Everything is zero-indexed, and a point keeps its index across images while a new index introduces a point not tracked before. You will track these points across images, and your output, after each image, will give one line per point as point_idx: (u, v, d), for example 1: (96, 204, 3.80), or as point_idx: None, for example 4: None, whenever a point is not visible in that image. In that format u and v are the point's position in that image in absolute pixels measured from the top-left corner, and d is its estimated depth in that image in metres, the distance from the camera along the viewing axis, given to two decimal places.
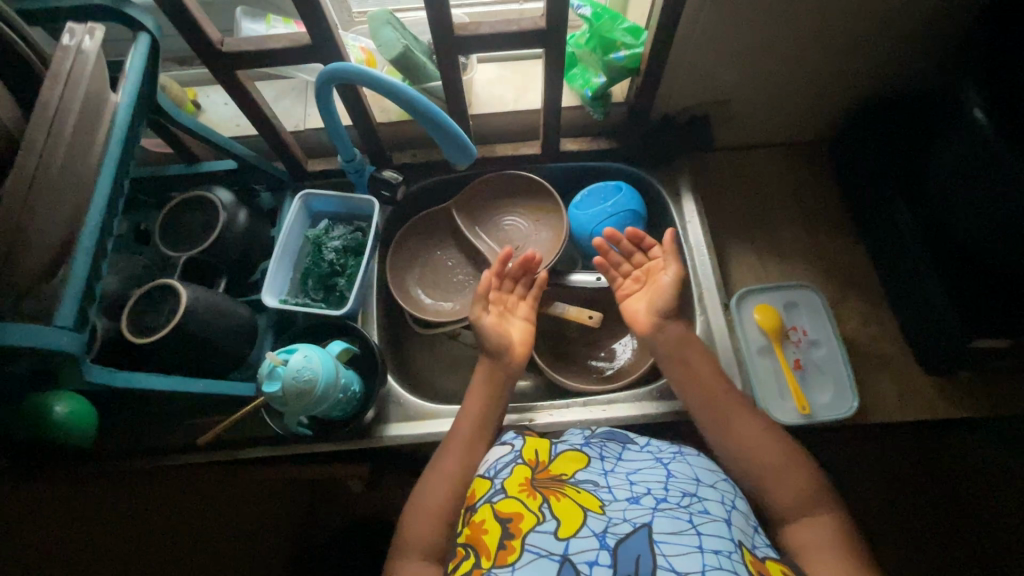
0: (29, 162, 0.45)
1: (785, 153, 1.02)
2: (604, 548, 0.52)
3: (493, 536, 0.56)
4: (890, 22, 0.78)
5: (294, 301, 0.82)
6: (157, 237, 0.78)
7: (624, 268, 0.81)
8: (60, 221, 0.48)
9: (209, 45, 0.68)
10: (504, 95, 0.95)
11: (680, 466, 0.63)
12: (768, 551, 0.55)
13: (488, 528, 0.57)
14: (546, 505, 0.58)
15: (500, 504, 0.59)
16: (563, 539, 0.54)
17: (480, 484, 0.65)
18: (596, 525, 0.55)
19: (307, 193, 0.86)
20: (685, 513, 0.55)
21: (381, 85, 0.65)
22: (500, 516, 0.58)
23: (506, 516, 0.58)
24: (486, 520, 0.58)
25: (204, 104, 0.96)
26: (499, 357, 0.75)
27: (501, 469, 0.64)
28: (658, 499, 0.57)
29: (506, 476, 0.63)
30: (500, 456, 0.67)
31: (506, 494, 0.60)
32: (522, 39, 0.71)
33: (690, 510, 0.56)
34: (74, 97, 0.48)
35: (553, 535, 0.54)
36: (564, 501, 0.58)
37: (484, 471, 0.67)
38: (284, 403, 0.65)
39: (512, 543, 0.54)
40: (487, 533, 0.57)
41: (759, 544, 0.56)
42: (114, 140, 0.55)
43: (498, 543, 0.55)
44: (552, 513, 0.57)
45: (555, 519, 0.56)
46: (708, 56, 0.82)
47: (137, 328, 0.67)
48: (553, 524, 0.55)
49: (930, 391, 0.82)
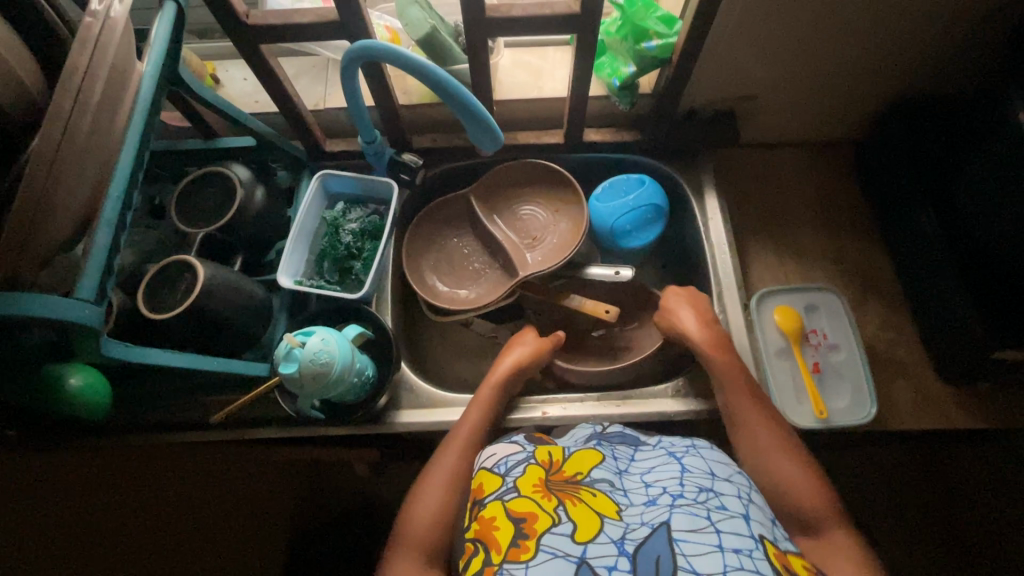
0: (56, 126, 0.43)
1: (809, 152, 1.00)
2: (623, 554, 0.51)
3: (505, 535, 0.56)
4: (934, 18, 0.75)
5: (309, 282, 0.81)
6: (173, 212, 0.77)
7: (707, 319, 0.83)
8: (84, 189, 0.47)
9: (234, 16, 0.66)
10: (528, 81, 0.93)
11: (693, 459, 0.63)
12: (788, 544, 0.55)
13: (500, 525, 0.57)
14: (562, 507, 0.57)
15: (512, 502, 0.59)
16: (580, 543, 0.53)
17: (490, 479, 0.65)
18: (613, 532, 0.54)
19: (326, 172, 0.85)
20: (703, 510, 0.54)
21: (409, 65, 0.63)
22: (513, 516, 0.58)
23: (520, 515, 0.57)
24: (497, 517, 0.59)
25: (222, 78, 0.94)
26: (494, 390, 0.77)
27: (513, 468, 0.64)
28: (674, 496, 0.57)
29: (520, 476, 0.63)
30: (510, 453, 0.67)
31: (519, 493, 0.60)
32: (554, 23, 0.69)
33: (707, 507, 0.55)
34: (102, 63, 0.47)
35: (569, 537, 0.54)
36: (580, 506, 0.57)
37: (493, 466, 0.66)
38: (299, 386, 0.65)
39: (526, 543, 0.54)
40: (498, 530, 0.57)
41: (779, 537, 0.55)
42: (139, 111, 0.53)
43: (512, 542, 0.55)
44: (568, 516, 0.56)
45: (570, 522, 0.55)
46: (742, 49, 0.80)
47: (152, 304, 0.67)
48: (569, 527, 0.55)
49: (947, 399, 0.81)
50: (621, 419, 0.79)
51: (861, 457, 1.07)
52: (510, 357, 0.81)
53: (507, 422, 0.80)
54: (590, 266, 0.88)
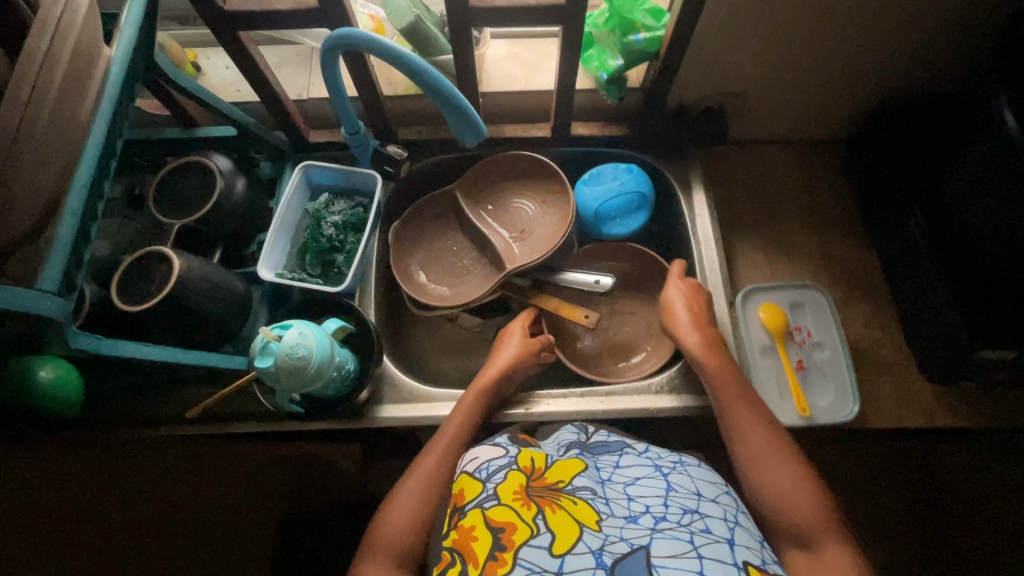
0: (14, 112, 0.42)
1: (799, 149, 0.99)
2: (600, 567, 0.52)
3: (483, 546, 0.56)
4: (924, 15, 0.75)
5: (291, 275, 0.80)
6: (151, 203, 0.76)
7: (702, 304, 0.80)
8: (47, 178, 0.46)
9: (211, 1, 0.65)
10: (515, 73, 0.92)
11: (679, 478, 0.64)
12: (777, 568, 0.55)
13: (479, 536, 0.57)
14: (541, 516, 0.57)
15: (492, 510, 0.59)
16: (557, 556, 0.53)
17: (471, 484, 0.64)
18: (592, 542, 0.54)
19: (308, 163, 0.83)
20: (686, 534, 0.55)
21: (390, 54, 0.62)
22: (492, 525, 0.57)
23: (498, 525, 0.57)
24: (477, 526, 0.58)
25: (203, 66, 0.92)
26: (483, 391, 0.76)
27: (495, 473, 0.63)
28: (657, 519, 0.57)
29: (500, 482, 0.62)
30: (493, 457, 0.66)
31: (499, 501, 0.59)
32: (540, 13, 0.68)
33: (691, 530, 0.55)
34: (64, 47, 0.45)
35: (547, 551, 0.54)
36: (560, 514, 0.57)
37: (474, 471, 0.65)
38: (276, 379, 0.64)
39: (503, 556, 0.54)
40: (476, 541, 0.56)
41: (767, 561, 0.55)
42: (106, 97, 0.52)
43: (489, 554, 0.55)
44: (547, 526, 0.56)
45: (549, 533, 0.55)
46: (731, 44, 0.79)
47: (126, 296, 0.65)
48: (547, 538, 0.55)
49: (929, 397, 0.82)
50: (604, 416, 0.79)
51: (843, 456, 1.07)
52: (502, 358, 0.80)
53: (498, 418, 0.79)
54: (566, 272, 0.89)
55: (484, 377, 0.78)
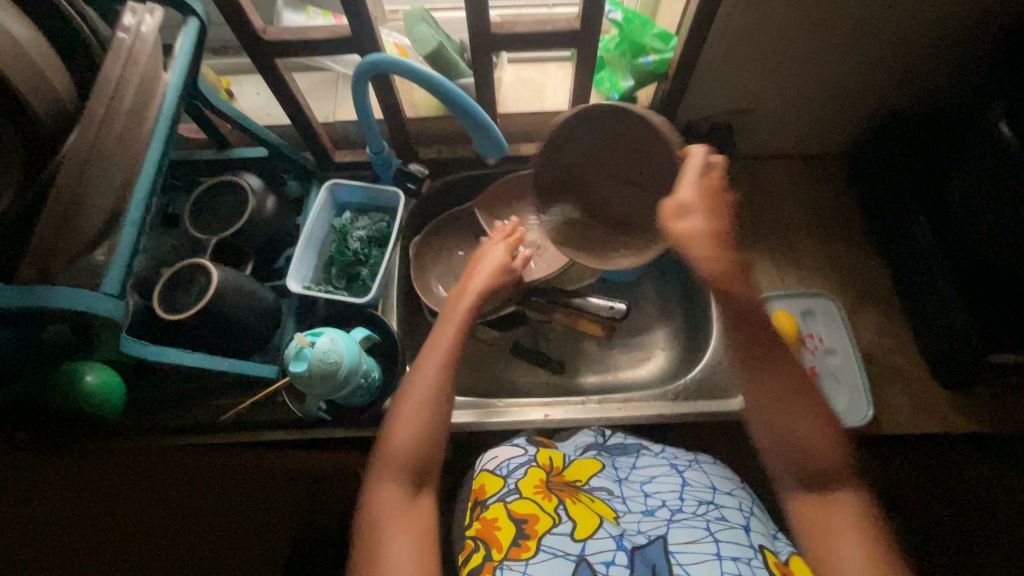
0: (89, 133, 0.46)
1: (803, 162, 1.03)
2: (621, 549, 0.54)
3: (506, 534, 0.57)
4: (919, 32, 0.79)
5: (317, 287, 0.83)
6: (188, 219, 0.80)
7: (722, 230, 0.60)
8: (111, 192, 0.49)
9: (252, 32, 0.69)
10: (530, 95, 0.97)
11: (695, 473, 0.65)
12: (785, 552, 0.59)
13: (501, 525, 0.58)
14: (562, 507, 0.60)
15: (514, 504, 0.60)
16: (579, 540, 0.55)
17: (491, 481, 0.65)
18: (612, 529, 0.57)
19: (334, 182, 0.87)
20: (701, 522, 0.57)
21: (420, 76, 0.66)
22: (515, 517, 0.59)
23: (521, 516, 0.59)
24: (500, 517, 0.59)
25: (236, 92, 0.98)
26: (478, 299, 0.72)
27: (515, 469, 0.65)
28: (673, 510, 0.59)
29: (521, 477, 0.63)
30: (511, 456, 0.67)
31: (521, 494, 0.61)
32: (557, 39, 0.73)
33: (706, 519, 0.57)
34: (133, 73, 0.50)
35: (569, 536, 0.55)
36: (580, 506, 0.60)
37: (495, 467, 0.66)
38: (309, 385, 0.67)
39: (527, 543, 0.56)
40: (500, 531, 0.58)
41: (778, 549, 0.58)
42: (162, 117, 0.56)
43: (513, 541, 0.56)
44: (568, 515, 0.58)
45: (570, 521, 0.57)
46: (737, 63, 0.83)
47: (167, 307, 0.69)
48: (568, 526, 0.57)
49: (943, 402, 0.83)
50: (623, 421, 0.80)
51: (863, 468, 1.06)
52: (483, 265, 0.76)
53: (517, 424, 0.80)
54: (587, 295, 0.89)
55: (465, 300, 0.72)
